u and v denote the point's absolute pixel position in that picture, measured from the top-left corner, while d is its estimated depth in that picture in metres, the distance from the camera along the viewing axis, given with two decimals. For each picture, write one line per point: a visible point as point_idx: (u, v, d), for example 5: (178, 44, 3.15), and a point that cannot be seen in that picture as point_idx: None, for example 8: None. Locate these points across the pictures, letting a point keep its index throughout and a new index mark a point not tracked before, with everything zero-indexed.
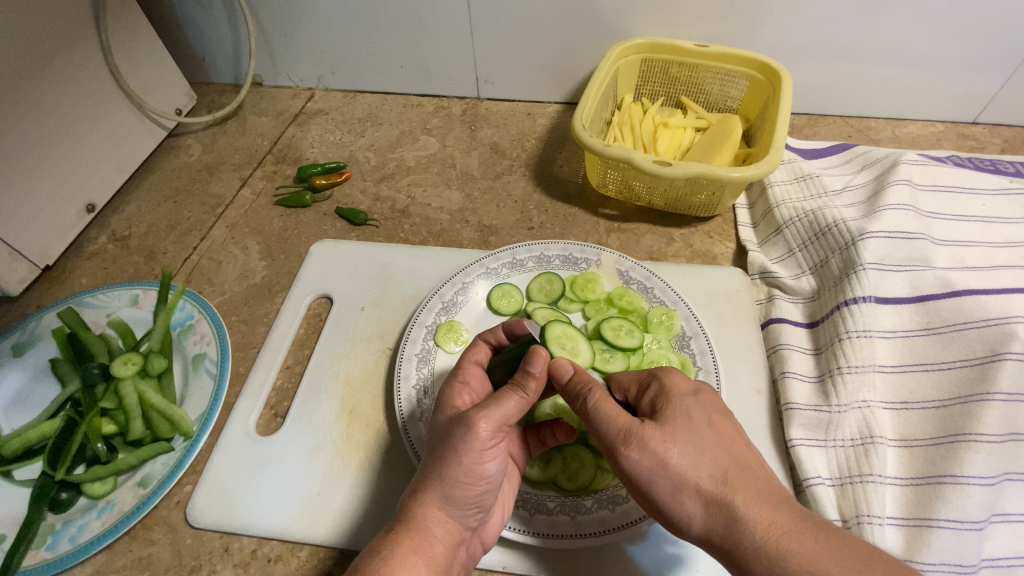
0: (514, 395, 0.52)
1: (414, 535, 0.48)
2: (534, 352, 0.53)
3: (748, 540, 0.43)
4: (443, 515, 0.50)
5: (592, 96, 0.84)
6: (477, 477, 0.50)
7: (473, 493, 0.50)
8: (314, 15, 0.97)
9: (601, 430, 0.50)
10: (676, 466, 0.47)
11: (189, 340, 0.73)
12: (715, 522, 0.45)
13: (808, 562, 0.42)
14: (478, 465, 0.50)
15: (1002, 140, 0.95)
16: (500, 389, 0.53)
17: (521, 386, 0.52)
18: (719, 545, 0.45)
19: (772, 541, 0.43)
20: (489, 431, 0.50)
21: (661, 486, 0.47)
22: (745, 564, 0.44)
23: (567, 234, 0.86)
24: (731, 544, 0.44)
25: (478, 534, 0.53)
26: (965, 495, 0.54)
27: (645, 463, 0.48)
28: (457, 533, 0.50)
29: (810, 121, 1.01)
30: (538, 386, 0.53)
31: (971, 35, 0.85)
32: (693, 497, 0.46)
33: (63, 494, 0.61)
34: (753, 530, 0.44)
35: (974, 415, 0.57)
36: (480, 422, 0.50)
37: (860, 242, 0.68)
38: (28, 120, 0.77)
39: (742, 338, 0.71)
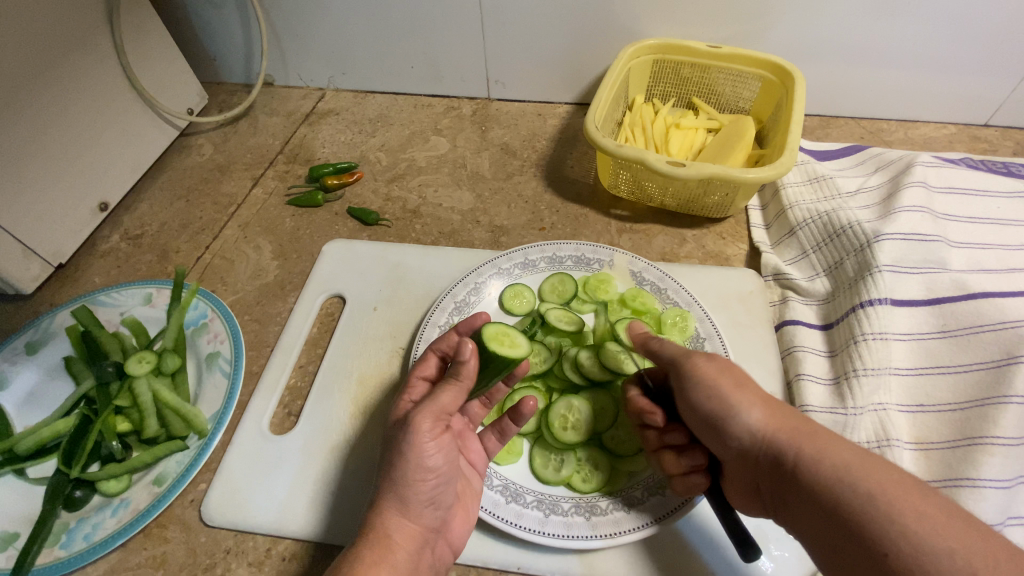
0: (450, 386, 0.53)
1: (377, 543, 0.49)
2: (461, 343, 0.52)
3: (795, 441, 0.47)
4: (402, 519, 0.50)
5: (604, 97, 0.84)
6: (425, 471, 0.51)
7: (425, 489, 0.51)
8: (326, 15, 0.97)
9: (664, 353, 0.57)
10: (738, 379, 0.52)
11: (202, 339, 0.73)
12: (771, 422, 0.49)
13: (854, 455, 0.44)
14: (422, 461, 0.51)
15: (1015, 143, 0.95)
16: (439, 383, 0.54)
17: (456, 376, 0.53)
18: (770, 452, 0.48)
19: (824, 434, 0.47)
20: (429, 425, 0.52)
21: (723, 386, 0.52)
22: (799, 451, 0.46)
23: (578, 235, 0.86)
24: (784, 440, 0.48)
25: (443, 536, 0.54)
26: (982, 499, 0.54)
27: (711, 372, 0.53)
28: (419, 535, 0.51)
29: (821, 123, 1.01)
30: (472, 373, 0.53)
31: (985, 37, 0.85)
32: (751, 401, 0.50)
33: (78, 492, 0.61)
34: (805, 427, 0.48)
35: (991, 418, 0.57)
36: (417, 418, 0.52)
37: (875, 244, 0.68)
38: (42, 118, 0.77)
39: (756, 340, 0.71)
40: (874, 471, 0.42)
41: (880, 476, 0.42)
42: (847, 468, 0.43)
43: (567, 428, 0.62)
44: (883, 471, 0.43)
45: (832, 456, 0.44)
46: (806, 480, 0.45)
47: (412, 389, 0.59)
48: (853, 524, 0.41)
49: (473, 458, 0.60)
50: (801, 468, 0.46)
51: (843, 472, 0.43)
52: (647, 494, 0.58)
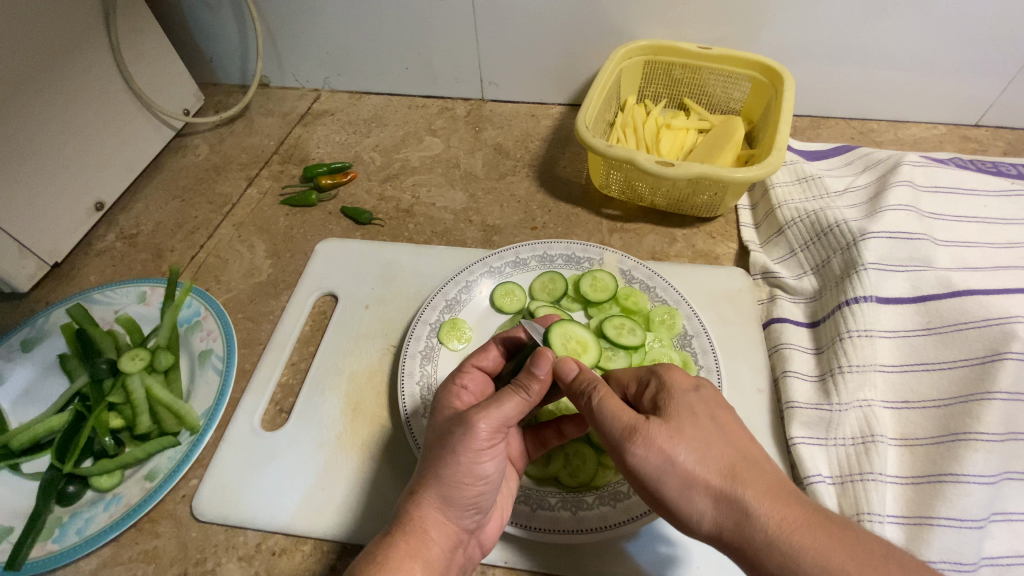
0: (517, 396, 0.53)
1: (411, 538, 0.48)
2: (541, 355, 0.52)
3: (759, 535, 0.43)
4: (441, 516, 0.50)
5: (595, 97, 0.84)
6: (475, 476, 0.51)
7: (471, 493, 0.51)
8: (320, 17, 0.98)
9: (607, 427, 0.50)
10: (681, 465, 0.47)
11: (195, 336, 0.74)
12: (724, 516, 0.45)
13: (824, 559, 0.41)
14: (476, 465, 0.51)
15: (1004, 143, 0.96)
16: (504, 389, 0.54)
17: (525, 388, 0.53)
18: (730, 541, 0.45)
19: (789, 529, 0.43)
20: (489, 431, 0.51)
21: (670, 484, 0.47)
22: (761, 555, 0.43)
23: (570, 234, 0.86)
24: (740, 544, 0.44)
25: (476, 537, 0.54)
26: (965, 494, 0.54)
27: (654, 460, 0.47)
28: (455, 535, 0.51)
29: (812, 123, 1.02)
30: (541, 389, 0.53)
31: (973, 38, 0.86)
32: (702, 496, 0.46)
33: (71, 487, 0.61)
34: (764, 523, 0.43)
35: (974, 414, 0.57)
36: (480, 423, 0.51)
37: (861, 243, 0.68)
38: (39, 118, 0.78)
39: (743, 338, 0.71)
40: None
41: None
42: None
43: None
44: None
45: (793, 571, 0.42)
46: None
47: (465, 375, 0.59)
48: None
49: (513, 455, 0.59)
50: (761, 574, 0.43)
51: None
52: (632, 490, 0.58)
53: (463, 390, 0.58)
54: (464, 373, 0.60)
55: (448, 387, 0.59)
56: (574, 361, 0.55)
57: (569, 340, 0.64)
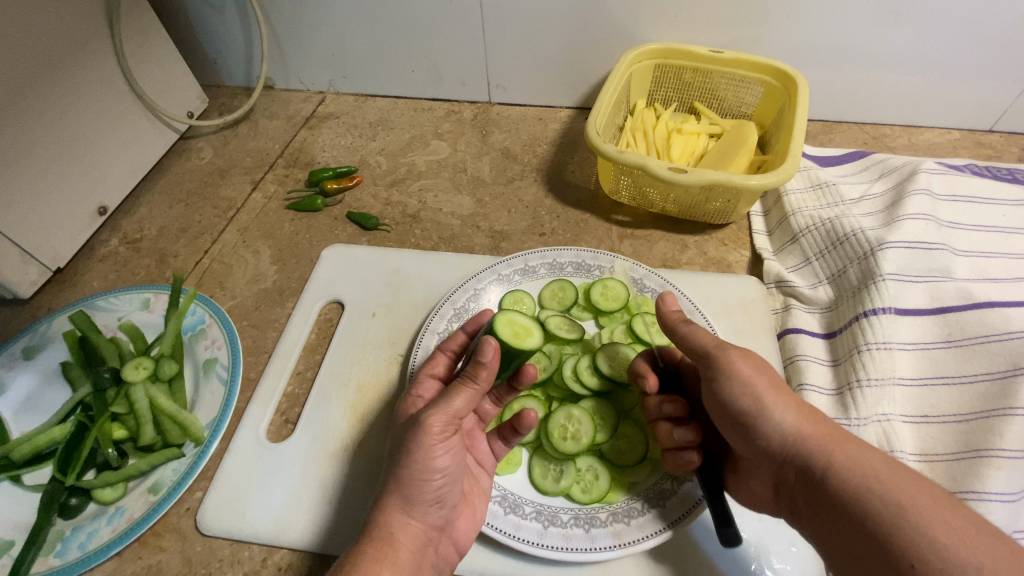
0: (465, 388, 0.52)
1: (379, 542, 0.48)
2: (484, 343, 0.51)
3: (834, 440, 0.47)
4: (405, 517, 0.51)
5: (605, 101, 0.83)
6: (432, 472, 0.51)
7: (430, 490, 0.51)
8: (326, 19, 0.97)
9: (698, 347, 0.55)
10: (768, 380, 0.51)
11: (200, 344, 0.73)
12: (803, 426, 0.48)
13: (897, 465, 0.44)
14: (431, 461, 0.51)
15: (1019, 149, 0.94)
16: (453, 384, 0.53)
17: (471, 377, 0.51)
18: (804, 447, 0.48)
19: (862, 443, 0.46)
20: (441, 426, 0.51)
21: (753, 391, 0.50)
22: (832, 460, 0.46)
23: (579, 240, 0.85)
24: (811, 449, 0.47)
25: (448, 535, 0.53)
26: (988, 512, 0.53)
27: (746, 369, 0.51)
28: (421, 534, 0.51)
29: (824, 128, 1.00)
30: (489, 375, 0.52)
31: (990, 42, 0.84)
32: (782, 405, 0.49)
33: (73, 500, 0.60)
34: (841, 435, 0.47)
35: (996, 430, 0.56)
36: (429, 419, 0.51)
37: (879, 253, 0.67)
38: (41, 122, 0.77)
39: (758, 349, 0.70)
40: (912, 483, 0.42)
41: (907, 492, 0.42)
42: (882, 481, 0.43)
43: (569, 437, 0.60)
44: (923, 486, 0.42)
45: (861, 470, 0.44)
46: (840, 478, 0.45)
47: (419, 385, 0.60)
48: (882, 543, 0.41)
49: (482, 457, 0.60)
50: (834, 475, 0.45)
51: (872, 488, 0.43)
52: (648, 505, 0.57)
53: (420, 399, 0.59)
54: (418, 383, 0.60)
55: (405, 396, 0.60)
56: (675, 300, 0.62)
57: (509, 326, 0.60)
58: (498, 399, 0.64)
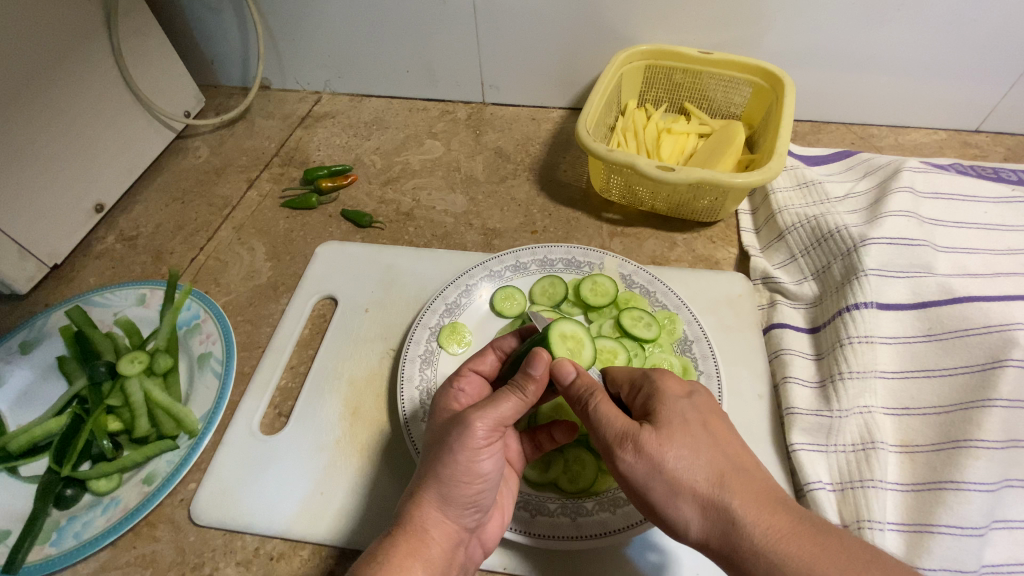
0: (513, 396, 0.53)
1: (411, 538, 0.48)
2: (535, 355, 0.53)
3: (746, 544, 0.43)
4: (441, 516, 0.50)
5: (596, 101, 0.85)
6: (474, 475, 0.51)
7: (470, 492, 0.51)
8: (322, 20, 0.98)
9: (600, 432, 0.50)
10: (670, 472, 0.46)
11: (194, 339, 0.74)
12: (711, 527, 0.45)
13: (810, 569, 0.41)
14: (475, 463, 0.51)
15: (1005, 149, 0.96)
16: (500, 390, 0.54)
17: (521, 388, 0.53)
18: (718, 549, 0.45)
19: (774, 544, 0.42)
20: (486, 430, 0.51)
21: (658, 491, 0.47)
22: (745, 568, 0.43)
23: (570, 238, 0.86)
24: (728, 552, 0.44)
25: (477, 536, 0.53)
26: (966, 502, 0.54)
27: (642, 469, 0.47)
28: (455, 535, 0.50)
29: (813, 128, 1.02)
30: (538, 389, 0.53)
31: (974, 44, 0.86)
32: (688, 505, 0.46)
33: (68, 490, 0.61)
34: (750, 536, 0.43)
35: (975, 421, 0.57)
36: (476, 422, 0.51)
37: (862, 249, 0.68)
38: (38, 120, 0.78)
39: (744, 343, 0.71)
40: None
41: None
42: None
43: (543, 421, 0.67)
44: None
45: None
46: None
47: (463, 378, 0.59)
48: None
49: (513, 457, 0.59)
50: None
51: None
52: None
53: (461, 392, 0.58)
54: (462, 376, 0.60)
55: (445, 389, 0.59)
56: (571, 364, 0.55)
57: (562, 340, 0.61)
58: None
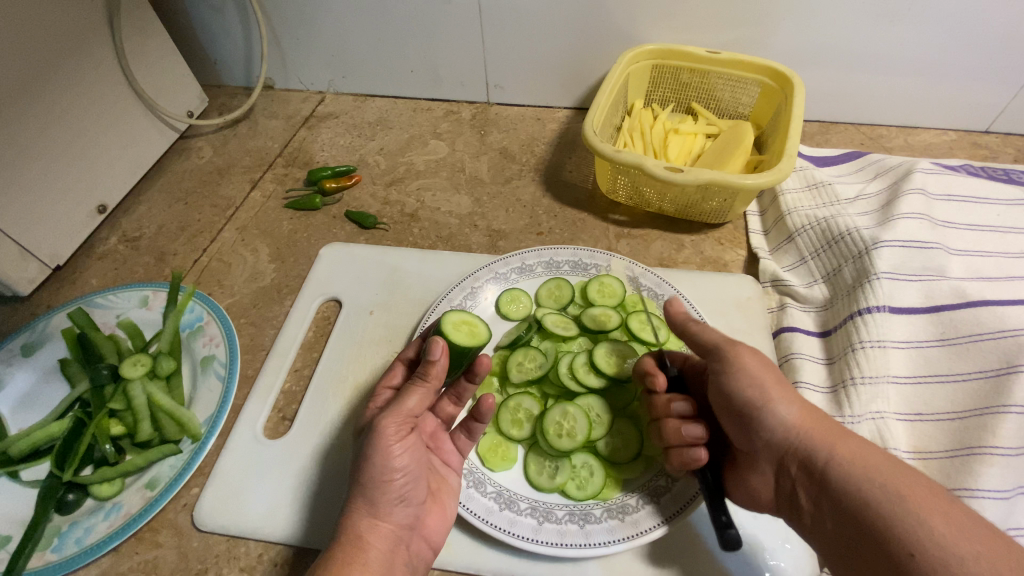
0: (416, 388, 0.55)
1: (348, 546, 0.49)
2: (432, 343, 0.54)
3: (839, 434, 0.49)
4: (372, 520, 0.52)
5: (603, 101, 0.84)
6: (391, 471, 0.52)
7: (392, 488, 0.52)
8: (326, 19, 0.98)
9: (707, 344, 0.57)
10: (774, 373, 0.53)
11: (198, 341, 0.73)
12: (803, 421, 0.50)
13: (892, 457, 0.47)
14: (389, 461, 0.52)
15: (1016, 150, 0.94)
16: (403, 389, 0.55)
17: (423, 377, 0.55)
18: (805, 439, 0.50)
19: (859, 439, 0.48)
20: (396, 426, 0.53)
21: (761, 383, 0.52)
22: (832, 453, 0.48)
23: (576, 240, 0.85)
24: (818, 442, 0.49)
25: (418, 532, 0.54)
26: (980, 510, 0.53)
27: (752, 368, 0.53)
28: (392, 532, 0.52)
29: (821, 129, 1.01)
30: (438, 372, 0.55)
31: (987, 43, 0.84)
32: (788, 398, 0.51)
33: (70, 496, 0.60)
34: (837, 430, 0.49)
35: (990, 428, 0.56)
36: (384, 423, 0.53)
37: (873, 251, 0.67)
38: (40, 121, 0.77)
39: (754, 347, 0.70)
40: (907, 477, 0.44)
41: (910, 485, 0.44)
42: (880, 474, 0.45)
43: (518, 423, 0.64)
44: (913, 479, 0.44)
45: (866, 471, 0.46)
46: (835, 471, 0.47)
47: (378, 397, 0.61)
48: (876, 528, 0.43)
49: (447, 456, 0.60)
50: (832, 466, 0.47)
51: (879, 479, 0.45)
52: (643, 501, 0.57)
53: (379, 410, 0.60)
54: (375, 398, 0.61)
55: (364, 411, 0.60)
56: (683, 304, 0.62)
57: (458, 329, 0.62)
58: (458, 399, 0.64)
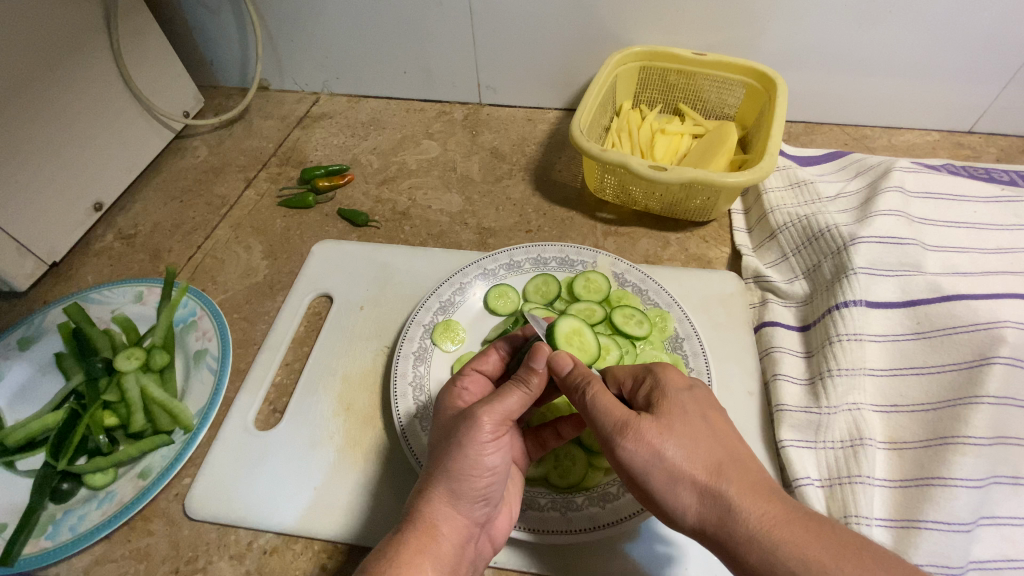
0: (518, 391, 0.54)
1: (423, 534, 0.48)
2: (538, 349, 0.54)
3: (740, 530, 0.43)
4: (451, 511, 0.50)
5: (591, 101, 0.85)
6: (483, 468, 0.51)
7: (480, 485, 0.51)
8: (319, 21, 0.99)
9: (599, 418, 0.50)
10: (668, 458, 0.46)
11: (191, 336, 0.74)
12: (706, 516, 0.45)
13: (801, 554, 0.41)
14: (483, 458, 0.51)
15: (997, 150, 0.96)
16: (506, 385, 0.55)
17: (525, 381, 0.54)
18: (713, 535, 0.45)
19: (765, 530, 0.42)
20: (494, 425, 0.52)
21: (657, 478, 0.47)
22: (739, 557, 0.43)
23: (564, 237, 0.87)
24: (722, 538, 0.44)
25: (486, 531, 0.53)
26: (952, 497, 0.55)
27: (641, 458, 0.48)
28: (466, 530, 0.50)
29: (806, 129, 1.03)
30: (542, 383, 0.54)
31: (967, 45, 0.86)
32: (688, 491, 0.46)
33: (64, 485, 0.63)
34: (742, 521, 0.43)
35: (962, 418, 0.58)
36: (485, 416, 0.52)
37: (851, 248, 0.69)
38: (38, 120, 0.79)
39: (735, 341, 0.72)
40: None
41: None
42: None
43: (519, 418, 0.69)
44: None
45: (774, 565, 0.41)
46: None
47: (466, 377, 0.60)
48: None
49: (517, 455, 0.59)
50: (743, 568, 0.43)
51: None
52: (622, 490, 0.59)
53: (465, 391, 0.59)
54: (465, 375, 0.60)
55: (449, 387, 0.59)
56: (570, 356, 0.55)
57: (569, 341, 0.62)
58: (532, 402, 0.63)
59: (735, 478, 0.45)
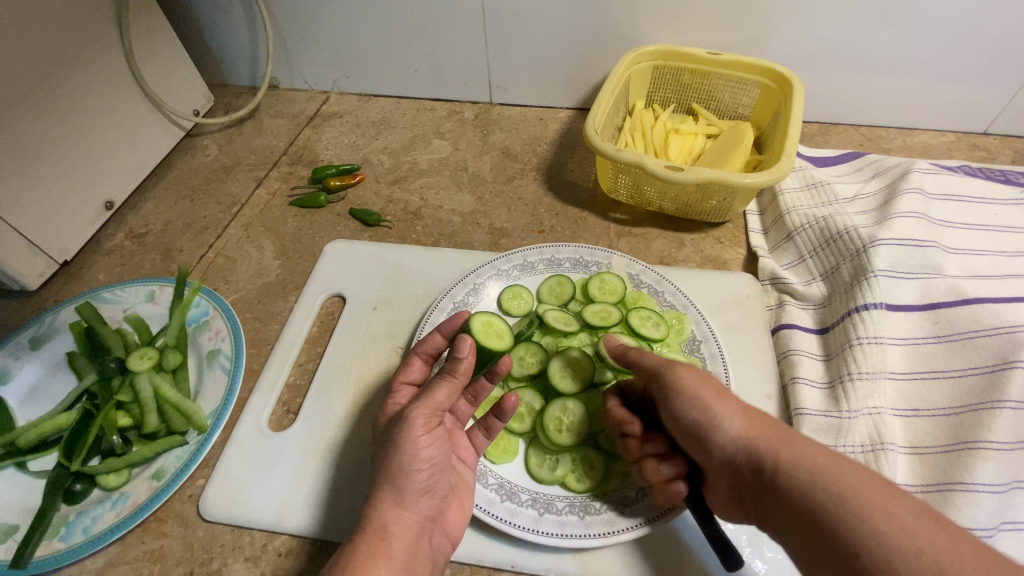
0: (445, 382, 0.54)
1: (374, 536, 0.48)
2: (460, 339, 0.53)
3: (781, 437, 0.46)
4: (399, 510, 0.51)
5: (605, 101, 0.85)
6: (419, 462, 0.52)
7: (419, 480, 0.52)
8: (330, 20, 0.99)
9: (643, 362, 0.57)
10: (718, 384, 0.52)
11: (203, 336, 0.74)
12: (748, 428, 0.48)
13: (836, 454, 0.44)
14: (416, 451, 0.52)
15: (1013, 152, 0.95)
16: (432, 380, 0.55)
17: (451, 372, 0.54)
18: (751, 446, 0.47)
19: (803, 438, 0.46)
20: (425, 419, 0.53)
21: (705, 393, 0.51)
22: (775, 458, 0.45)
23: (577, 238, 0.86)
24: (761, 446, 0.46)
25: (440, 525, 0.54)
26: (975, 503, 0.54)
27: (694, 379, 0.53)
28: (417, 525, 0.51)
29: (820, 130, 1.02)
30: (467, 369, 0.54)
31: (984, 45, 0.85)
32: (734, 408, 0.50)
33: (78, 485, 0.61)
34: (781, 432, 0.47)
35: (985, 423, 0.57)
36: (413, 413, 0.53)
37: (870, 249, 0.69)
38: (49, 118, 0.78)
39: (752, 345, 0.71)
40: (849, 475, 0.41)
41: (856, 479, 0.41)
42: (822, 471, 0.42)
43: (519, 417, 0.65)
44: (858, 474, 0.42)
45: (809, 458, 0.44)
46: (781, 474, 0.44)
47: (397, 392, 0.61)
48: (830, 526, 0.40)
49: (464, 453, 0.60)
50: (778, 471, 0.44)
51: (818, 478, 0.42)
52: (642, 494, 0.58)
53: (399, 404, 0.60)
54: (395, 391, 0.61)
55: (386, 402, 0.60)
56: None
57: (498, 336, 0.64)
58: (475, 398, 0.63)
59: (774, 423, 0.48)
